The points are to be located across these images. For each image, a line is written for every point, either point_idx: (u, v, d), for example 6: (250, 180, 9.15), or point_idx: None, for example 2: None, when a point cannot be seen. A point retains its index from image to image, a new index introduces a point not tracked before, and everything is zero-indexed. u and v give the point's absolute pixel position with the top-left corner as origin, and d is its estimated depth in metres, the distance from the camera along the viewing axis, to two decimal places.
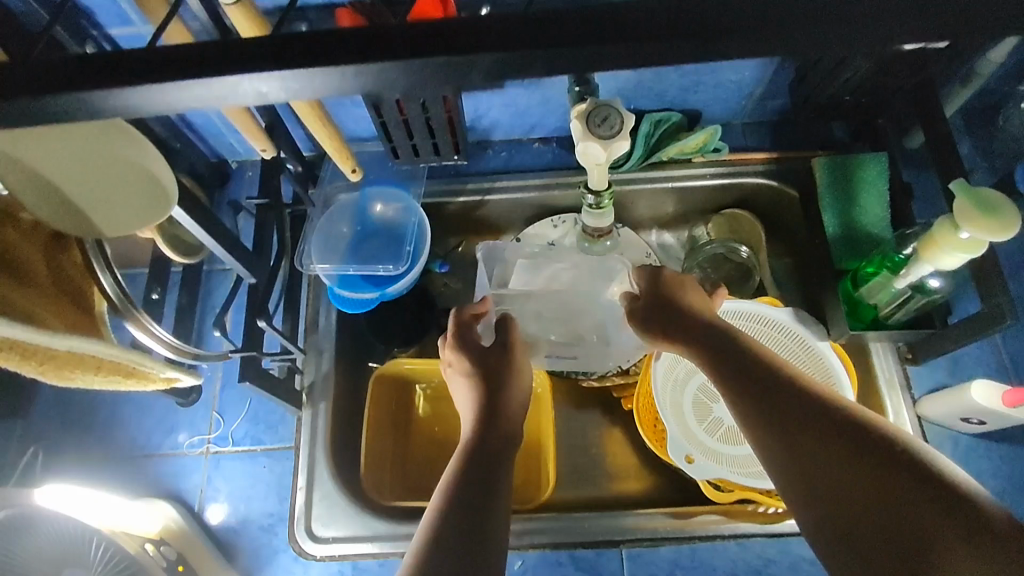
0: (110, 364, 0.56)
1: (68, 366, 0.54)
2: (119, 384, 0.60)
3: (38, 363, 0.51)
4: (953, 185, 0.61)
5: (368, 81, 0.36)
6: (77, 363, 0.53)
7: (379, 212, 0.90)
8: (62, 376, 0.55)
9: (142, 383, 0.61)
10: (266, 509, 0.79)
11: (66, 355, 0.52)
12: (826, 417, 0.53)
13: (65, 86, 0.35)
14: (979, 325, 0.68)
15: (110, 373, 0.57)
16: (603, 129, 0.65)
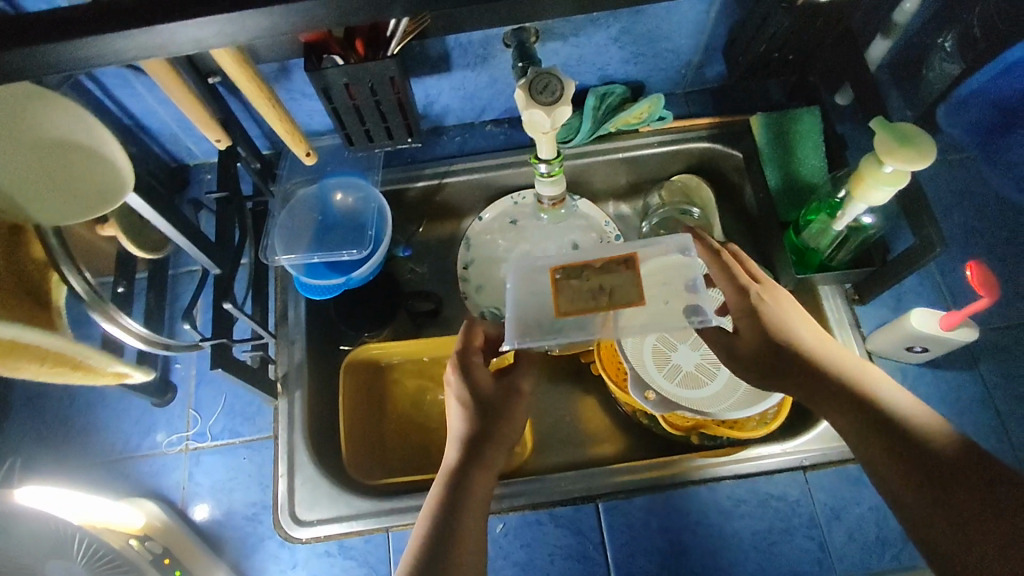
0: (58, 356, 0.59)
1: (17, 356, 0.56)
2: (68, 377, 0.63)
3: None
4: (873, 123, 0.65)
5: (299, 19, 0.43)
6: (27, 352, 0.57)
7: (339, 202, 0.92)
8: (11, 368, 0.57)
9: (89, 377, 0.64)
10: (248, 499, 0.80)
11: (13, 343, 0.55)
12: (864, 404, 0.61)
13: (32, 40, 0.41)
14: (913, 256, 0.72)
15: (57, 364, 0.60)
16: (544, 96, 0.68)
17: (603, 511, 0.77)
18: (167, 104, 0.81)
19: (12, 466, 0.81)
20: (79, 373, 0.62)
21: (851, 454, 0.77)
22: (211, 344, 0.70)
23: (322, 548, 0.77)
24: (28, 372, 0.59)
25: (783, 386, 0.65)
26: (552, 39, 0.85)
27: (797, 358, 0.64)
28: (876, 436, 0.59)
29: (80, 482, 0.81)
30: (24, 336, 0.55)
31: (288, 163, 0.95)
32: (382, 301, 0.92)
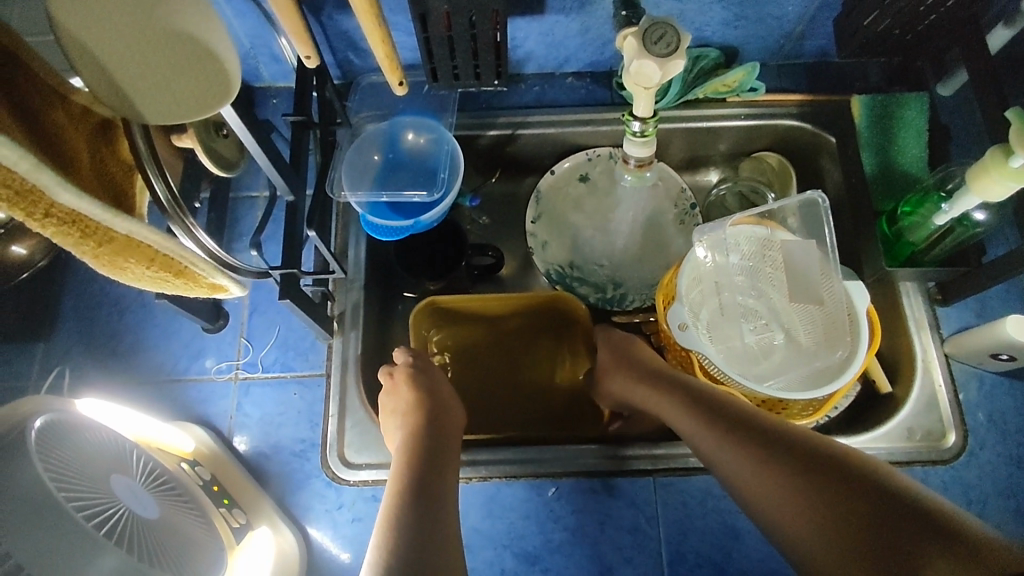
0: (164, 258, 0.57)
1: (123, 254, 0.54)
2: (169, 285, 0.61)
3: (95, 246, 0.52)
4: (1008, 114, 0.61)
5: None
6: (131, 250, 0.54)
7: (410, 141, 0.88)
8: (117, 268, 0.56)
9: (187, 287, 0.63)
10: (297, 436, 0.79)
11: (123, 239, 0.53)
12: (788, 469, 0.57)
13: None
14: (1015, 261, 0.69)
15: (161, 269, 0.58)
16: (659, 47, 0.63)
17: (659, 487, 0.76)
18: (245, 17, 0.76)
19: (61, 376, 0.79)
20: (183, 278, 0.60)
21: (916, 457, 0.75)
22: (280, 274, 0.67)
23: (370, 492, 0.76)
24: (132, 274, 0.58)
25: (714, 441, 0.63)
26: None
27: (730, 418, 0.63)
28: (790, 481, 0.57)
29: (127, 399, 0.79)
30: (137, 234, 0.53)
31: (359, 95, 0.90)
32: (442, 252, 0.88)
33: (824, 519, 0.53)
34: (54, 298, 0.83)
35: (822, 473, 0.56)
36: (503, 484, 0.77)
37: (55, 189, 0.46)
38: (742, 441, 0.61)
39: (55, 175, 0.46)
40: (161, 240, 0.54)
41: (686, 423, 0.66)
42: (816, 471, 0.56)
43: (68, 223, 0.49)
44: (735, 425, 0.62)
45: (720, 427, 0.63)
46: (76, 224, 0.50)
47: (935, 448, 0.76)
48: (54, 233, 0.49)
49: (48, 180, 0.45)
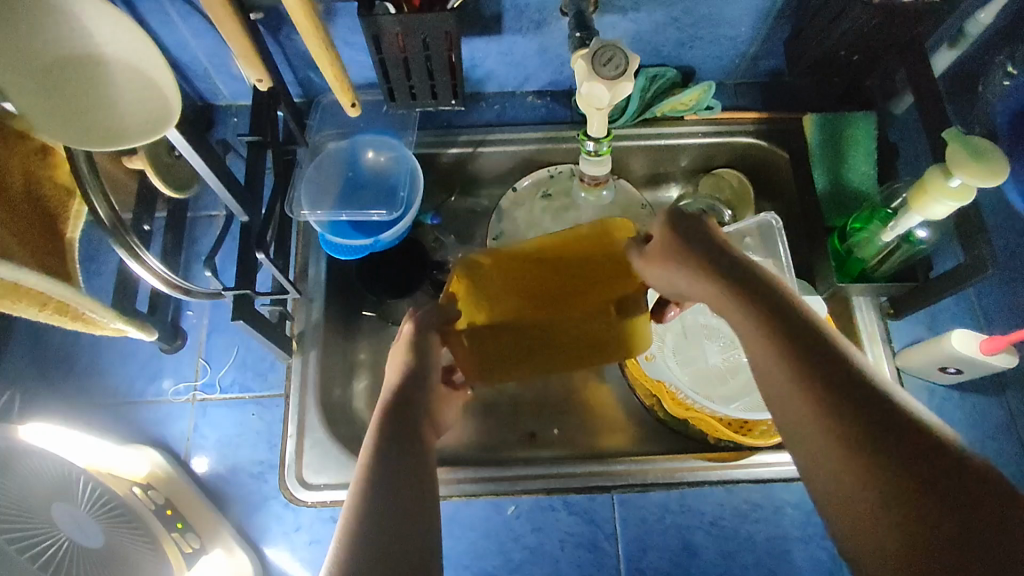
0: (56, 304, 0.58)
1: (14, 297, 0.55)
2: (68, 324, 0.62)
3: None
4: (945, 133, 0.63)
5: None
6: (26, 296, 0.55)
7: (370, 160, 0.88)
8: (6, 306, 0.56)
9: (91, 328, 0.64)
10: (255, 457, 0.78)
11: (9, 286, 0.53)
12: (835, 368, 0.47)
13: None
14: (959, 276, 0.70)
15: (53, 312, 0.59)
16: (608, 69, 0.64)
17: (618, 504, 0.77)
18: (202, 37, 0.76)
19: (12, 401, 0.78)
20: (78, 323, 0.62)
21: None
22: (233, 294, 0.67)
23: (327, 513, 0.75)
24: (25, 312, 0.58)
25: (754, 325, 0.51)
26: (611, 12, 0.80)
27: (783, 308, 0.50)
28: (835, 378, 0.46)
29: (82, 421, 0.78)
30: (29, 282, 0.53)
31: (320, 114, 0.90)
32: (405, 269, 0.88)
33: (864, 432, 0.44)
34: (7, 320, 0.81)
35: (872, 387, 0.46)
36: (463, 502, 0.77)
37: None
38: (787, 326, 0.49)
39: None
40: (50, 287, 0.55)
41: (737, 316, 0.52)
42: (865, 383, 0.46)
43: None
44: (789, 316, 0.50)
45: (776, 325, 0.50)
46: None
47: None
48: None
49: None
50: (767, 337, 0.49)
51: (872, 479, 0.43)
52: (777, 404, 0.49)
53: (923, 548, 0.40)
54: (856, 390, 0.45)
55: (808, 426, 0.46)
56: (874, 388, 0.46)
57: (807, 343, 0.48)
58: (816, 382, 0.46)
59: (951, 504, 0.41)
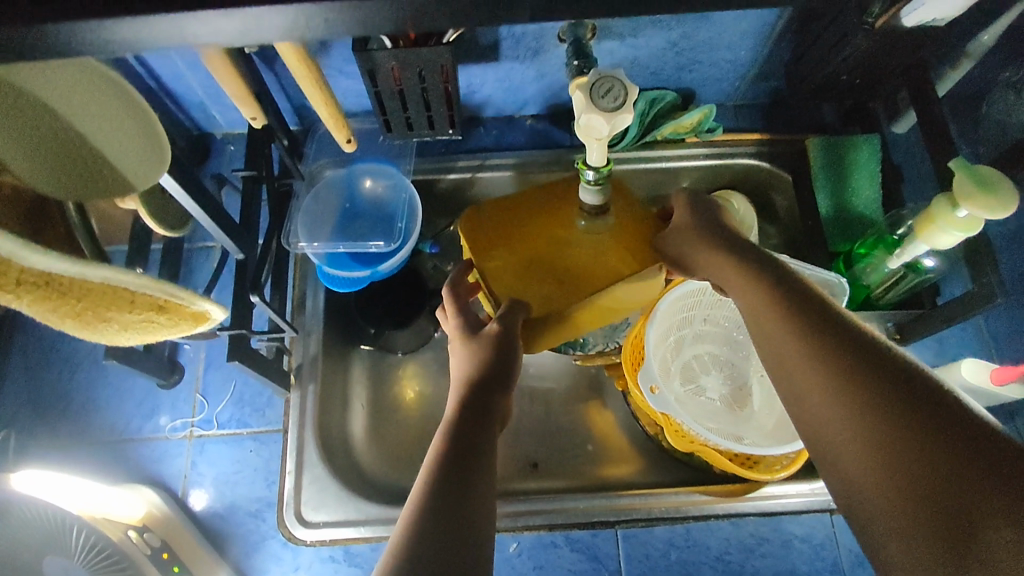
0: (144, 297, 0.44)
1: (104, 304, 0.42)
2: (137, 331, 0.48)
3: (71, 305, 0.40)
4: (951, 163, 0.62)
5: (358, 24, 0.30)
6: (112, 300, 0.42)
7: (368, 189, 0.87)
8: (89, 326, 0.43)
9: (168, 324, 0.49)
10: (253, 495, 0.77)
11: (99, 288, 0.41)
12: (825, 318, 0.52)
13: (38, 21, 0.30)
14: (967, 304, 0.69)
15: (140, 309, 0.45)
16: (606, 101, 0.63)
17: (621, 539, 0.76)
18: (196, 70, 0.75)
19: (6, 440, 0.77)
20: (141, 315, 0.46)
21: None
22: (229, 334, 0.66)
23: (327, 552, 0.75)
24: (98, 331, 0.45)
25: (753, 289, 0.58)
26: (609, 38, 0.79)
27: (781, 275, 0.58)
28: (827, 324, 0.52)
29: (78, 459, 0.77)
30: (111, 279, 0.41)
31: (316, 143, 0.89)
32: (404, 299, 0.88)
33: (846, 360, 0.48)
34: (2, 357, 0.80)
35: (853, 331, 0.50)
36: None
37: (87, 272, 0.39)
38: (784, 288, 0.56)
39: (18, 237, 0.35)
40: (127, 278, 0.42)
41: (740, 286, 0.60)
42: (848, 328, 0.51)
43: (42, 286, 0.37)
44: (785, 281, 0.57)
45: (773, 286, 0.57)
46: (49, 287, 0.38)
47: None
48: (31, 304, 0.37)
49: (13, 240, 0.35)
50: (767, 303, 0.56)
51: (840, 380, 0.48)
52: (774, 359, 0.54)
53: (901, 455, 0.43)
54: (845, 333, 0.50)
55: (799, 367, 0.51)
56: (860, 333, 0.50)
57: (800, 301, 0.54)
58: (808, 329, 0.51)
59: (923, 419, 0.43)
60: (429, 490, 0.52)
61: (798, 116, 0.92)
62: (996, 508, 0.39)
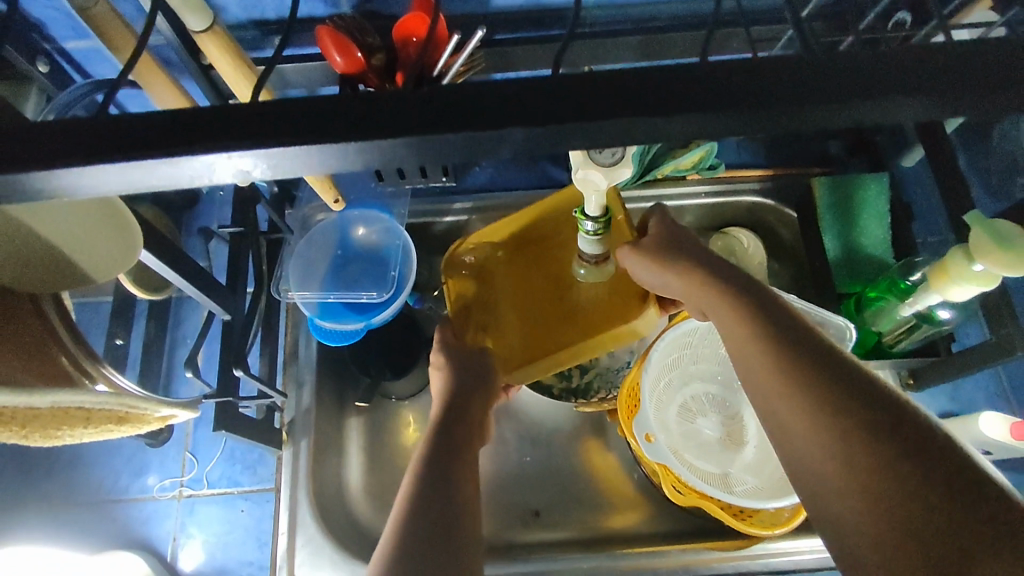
0: (101, 413, 0.42)
1: (54, 424, 0.40)
2: (107, 433, 0.46)
3: (20, 427, 0.39)
4: (966, 216, 0.59)
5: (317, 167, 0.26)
6: (63, 420, 0.40)
7: (360, 236, 0.84)
8: (47, 438, 0.42)
9: (133, 428, 0.47)
10: (245, 558, 0.74)
11: (49, 412, 0.39)
12: (779, 325, 0.51)
13: None
14: (983, 356, 0.66)
15: (101, 422, 0.43)
16: (603, 156, 0.61)
17: None
18: None
19: None
20: (115, 423, 0.45)
21: None
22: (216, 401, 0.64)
23: None
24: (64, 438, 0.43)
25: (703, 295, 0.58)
26: None
27: (732, 283, 0.57)
28: (773, 331, 0.50)
29: (64, 523, 0.75)
30: (65, 402, 0.38)
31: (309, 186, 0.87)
32: (403, 346, 0.83)
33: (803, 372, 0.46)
34: None
35: (806, 341, 0.49)
36: None
37: (36, 401, 0.37)
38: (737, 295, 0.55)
39: None
40: (92, 399, 0.40)
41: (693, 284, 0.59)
42: (798, 339, 0.49)
43: None
44: (743, 290, 0.56)
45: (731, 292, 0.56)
46: None
47: None
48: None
49: None
50: (730, 310, 0.54)
51: (801, 394, 0.45)
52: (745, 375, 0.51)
53: (880, 474, 0.40)
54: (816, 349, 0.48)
55: (768, 386, 0.48)
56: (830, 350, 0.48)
57: (758, 309, 0.53)
58: (779, 346, 0.49)
59: (874, 433, 0.41)
60: (405, 528, 0.50)
61: (803, 152, 0.89)
62: (970, 534, 0.36)
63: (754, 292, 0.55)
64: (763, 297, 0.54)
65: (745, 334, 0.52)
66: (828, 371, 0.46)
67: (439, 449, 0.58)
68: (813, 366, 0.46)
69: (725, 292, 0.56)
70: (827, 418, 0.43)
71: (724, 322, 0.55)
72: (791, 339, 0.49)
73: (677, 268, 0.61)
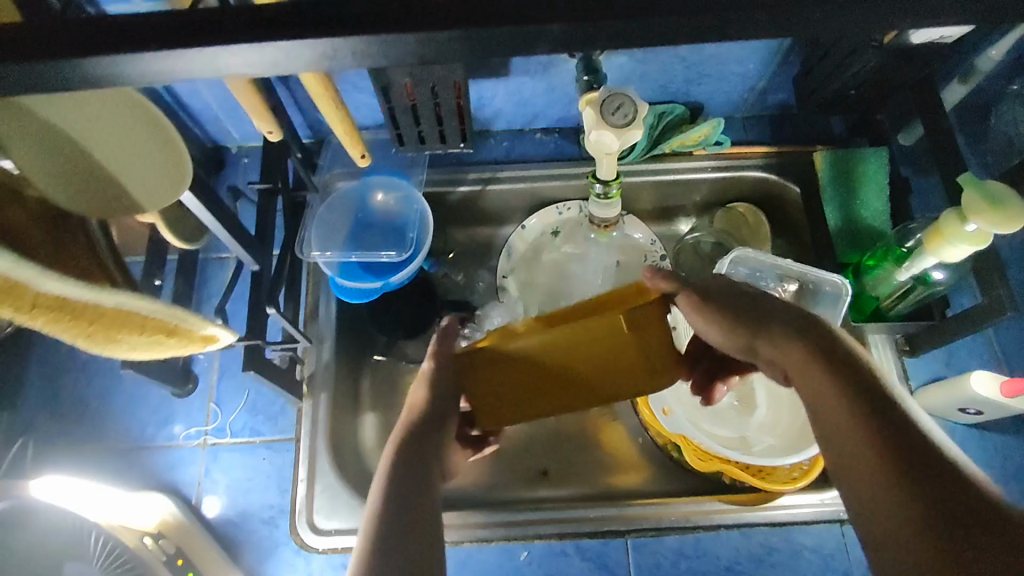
0: (155, 321, 0.46)
1: (117, 326, 0.44)
2: (156, 349, 0.50)
3: (89, 324, 0.42)
4: (960, 178, 0.63)
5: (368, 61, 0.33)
6: (126, 321, 0.44)
7: (379, 203, 0.88)
8: (107, 342, 0.45)
9: (180, 346, 0.51)
10: (266, 502, 0.78)
11: (114, 312, 0.43)
12: (868, 401, 0.45)
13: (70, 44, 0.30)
14: (975, 318, 0.69)
15: (155, 332, 0.47)
16: (616, 117, 0.64)
17: (631, 549, 0.77)
18: (212, 85, 0.76)
19: (25, 448, 0.78)
20: (167, 336, 0.49)
21: None
22: (244, 345, 0.67)
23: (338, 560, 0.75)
24: (121, 346, 0.47)
25: (785, 358, 0.50)
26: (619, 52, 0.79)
27: (822, 349, 0.49)
28: (868, 408, 0.45)
29: (93, 467, 0.78)
30: (127, 306, 0.44)
31: (330, 153, 0.90)
32: (418, 308, 0.86)
33: (900, 461, 0.42)
34: (21, 368, 0.81)
35: (899, 422, 0.44)
36: (476, 548, 0.77)
37: (100, 299, 0.42)
38: (824, 363, 0.48)
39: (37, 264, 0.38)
40: (148, 305, 0.45)
41: (773, 345, 0.50)
42: (892, 421, 0.44)
43: (58, 310, 0.40)
44: (830, 355, 0.48)
45: (814, 356, 0.48)
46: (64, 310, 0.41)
47: None
48: (44, 324, 0.40)
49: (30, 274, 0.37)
50: (813, 375, 0.48)
51: (896, 484, 0.42)
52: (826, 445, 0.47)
53: None
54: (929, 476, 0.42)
55: (860, 477, 0.44)
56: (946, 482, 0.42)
57: (847, 378, 0.47)
58: (896, 457, 0.43)
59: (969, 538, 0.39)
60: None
61: (807, 130, 0.92)
62: None
63: (846, 360, 0.48)
64: (849, 363, 0.47)
65: (830, 405, 0.46)
66: (925, 463, 0.42)
67: (411, 480, 0.51)
68: (907, 458, 0.42)
69: (812, 358, 0.48)
70: (927, 516, 0.41)
71: (806, 388, 0.48)
72: (882, 418, 0.44)
73: (756, 329, 0.51)
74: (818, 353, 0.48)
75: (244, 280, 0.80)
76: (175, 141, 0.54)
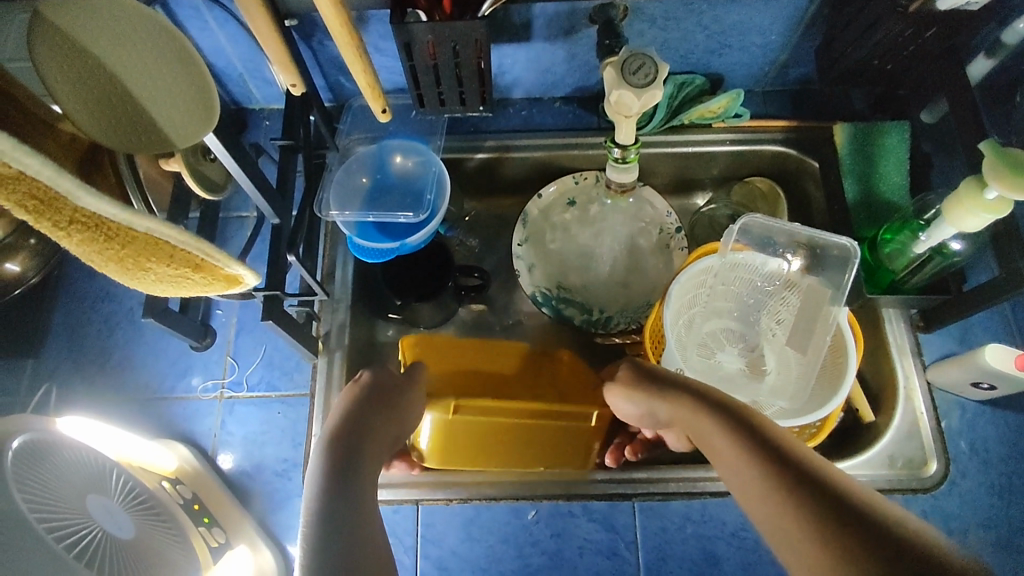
0: (183, 254, 0.49)
1: (144, 254, 0.47)
2: (183, 280, 0.53)
3: (119, 247, 0.46)
4: (982, 146, 0.62)
5: None
6: (154, 249, 0.47)
7: (398, 165, 0.88)
8: (135, 269, 0.49)
9: (205, 282, 0.54)
10: (279, 455, 0.79)
11: (144, 239, 0.46)
12: (782, 455, 0.49)
13: None
14: (990, 290, 0.69)
15: (180, 265, 0.50)
16: (637, 78, 0.64)
17: (638, 511, 0.78)
18: (237, 43, 0.77)
19: (49, 392, 0.80)
20: (194, 271, 0.52)
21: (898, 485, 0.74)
22: (263, 295, 0.69)
23: None
24: (149, 276, 0.51)
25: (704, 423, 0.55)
26: (641, 19, 0.79)
27: (737, 411, 0.54)
28: (772, 458, 0.49)
29: (113, 414, 0.80)
30: (157, 233, 0.45)
31: (350, 116, 0.91)
32: (432, 271, 0.87)
33: (808, 503, 0.45)
34: (47, 316, 0.84)
35: (804, 467, 0.48)
36: (484, 505, 0.78)
37: (133, 223, 0.43)
38: (747, 428, 0.52)
39: (77, 178, 0.40)
40: (180, 238, 0.46)
41: (709, 422, 0.55)
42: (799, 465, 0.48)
43: (91, 227, 0.43)
44: (744, 418, 0.53)
45: (734, 423, 0.53)
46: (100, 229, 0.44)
47: (916, 476, 0.75)
48: (81, 242, 0.45)
49: (69, 190, 0.40)
50: (732, 434, 0.53)
51: (824, 528, 0.43)
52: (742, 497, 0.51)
53: None
54: (844, 510, 0.43)
55: (789, 535, 0.45)
56: (867, 511, 0.43)
57: (749, 430, 0.52)
58: (826, 500, 0.44)
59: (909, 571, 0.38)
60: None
61: (829, 105, 0.92)
62: None
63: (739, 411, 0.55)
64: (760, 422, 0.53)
65: (737, 456, 0.51)
66: (841, 499, 0.44)
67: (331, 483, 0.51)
68: (821, 494, 0.45)
69: (734, 426, 0.53)
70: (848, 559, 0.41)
71: (708, 445, 0.55)
72: (794, 469, 0.48)
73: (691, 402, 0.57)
74: (721, 409, 0.55)
75: (264, 236, 0.81)
76: (210, 99, 0.57)
